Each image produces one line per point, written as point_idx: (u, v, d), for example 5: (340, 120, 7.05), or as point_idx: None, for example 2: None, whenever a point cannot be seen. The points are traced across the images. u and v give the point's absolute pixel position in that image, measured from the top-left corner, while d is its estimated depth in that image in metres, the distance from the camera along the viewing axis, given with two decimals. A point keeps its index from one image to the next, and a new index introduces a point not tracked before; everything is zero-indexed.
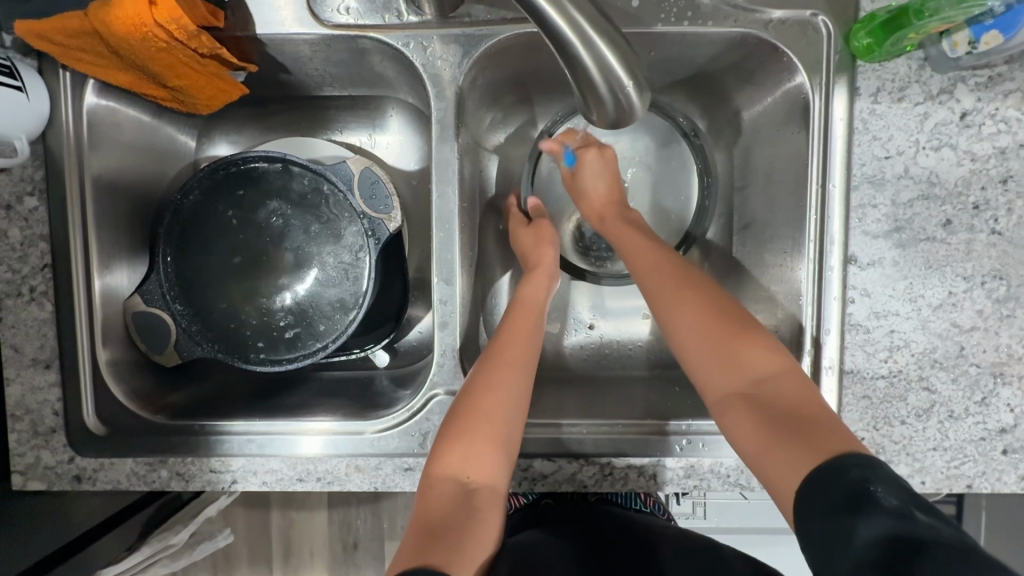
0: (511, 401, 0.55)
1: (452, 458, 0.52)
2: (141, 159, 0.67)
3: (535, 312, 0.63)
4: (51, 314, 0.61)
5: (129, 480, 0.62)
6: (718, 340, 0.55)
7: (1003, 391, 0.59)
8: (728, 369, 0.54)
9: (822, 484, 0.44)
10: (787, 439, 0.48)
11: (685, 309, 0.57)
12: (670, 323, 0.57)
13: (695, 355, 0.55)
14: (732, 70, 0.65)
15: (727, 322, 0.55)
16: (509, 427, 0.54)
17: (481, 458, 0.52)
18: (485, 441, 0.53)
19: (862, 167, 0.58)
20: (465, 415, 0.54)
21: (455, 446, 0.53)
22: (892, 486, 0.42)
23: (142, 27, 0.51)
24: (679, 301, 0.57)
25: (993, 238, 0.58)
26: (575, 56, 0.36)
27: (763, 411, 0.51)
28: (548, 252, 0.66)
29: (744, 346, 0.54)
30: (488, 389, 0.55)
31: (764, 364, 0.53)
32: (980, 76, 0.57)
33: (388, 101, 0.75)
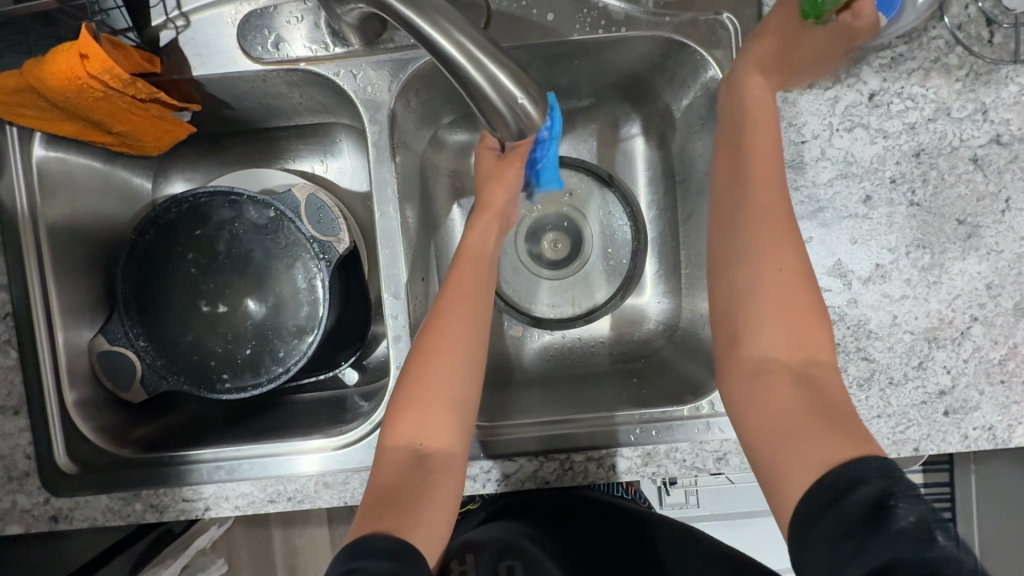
0: (460, 361, 0.57)
1: (405, 425, 0.55)
2: (97, 203, 0.69)
3: (482, 261, 0.62)
4: (17, 360, 0.62)
5: (104, 516, 0.63)
6: (799, 315, 0.51)
7: (938, 355, 0.61)
8: (791, 348, 0.50)
9: (838, 496, 0.42)
10: (820, 423, 0.46)
11: (780, 259, 0.52)
12: (759, 271, 0.52)
13: (766, 305, 0.51)
14: (655, 70, 0.68)
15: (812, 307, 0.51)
16: (459, 390, 0.56)
17: (434, 423, 0.55)
18: (435, 406, 0.55)
19: (781, 153, 0.61)
20: (416, 383, 0.56)
21: (407, 411, 0.55)
22: (909, 500, 0.41)
23: (77, 80, 0.53)
24: (772, 249, 0.52)
25: (913, 209, 0.60)
26: (469, 77, 0.39)
27: (813, 404, 0.48)
28: (501, 192, 0.63)
29: (817, 336, 0.51)
30: (435, 352, 0.56)
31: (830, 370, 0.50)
32: (883, 58, 0.60)
33: (336, 127, 0.78)
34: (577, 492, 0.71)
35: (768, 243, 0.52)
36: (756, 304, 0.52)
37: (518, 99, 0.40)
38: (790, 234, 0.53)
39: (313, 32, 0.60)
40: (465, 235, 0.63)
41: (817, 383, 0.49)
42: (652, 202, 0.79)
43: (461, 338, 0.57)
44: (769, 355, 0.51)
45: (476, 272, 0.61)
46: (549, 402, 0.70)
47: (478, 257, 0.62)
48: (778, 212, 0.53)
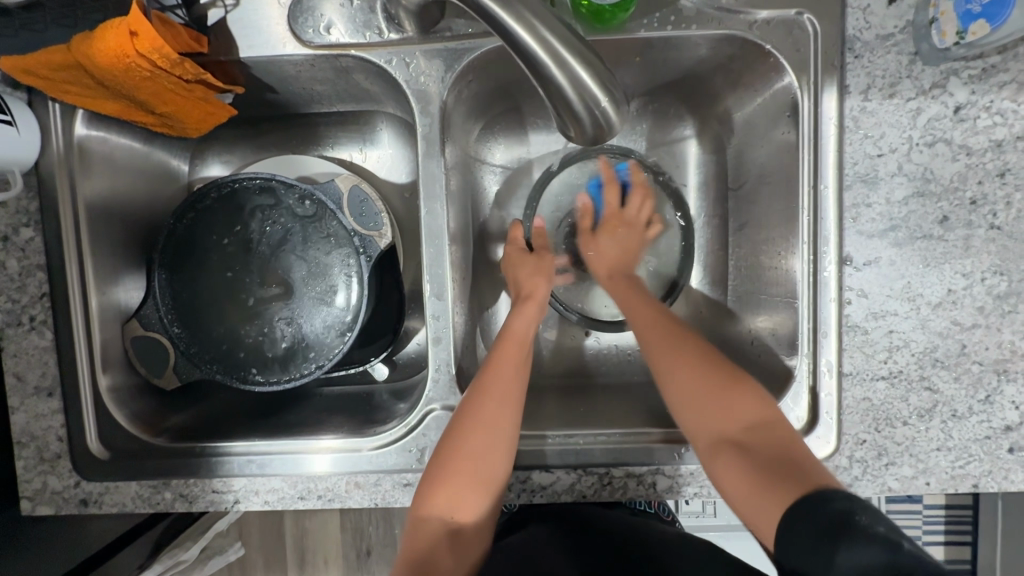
0: (491, 440, 0.55)
1: (438, 493, 0.54)
2: (133, 184, 0.68)
3: (523, 342, 0.61)
4: (52, 342, 0.62)
5: (134, 503, 0.63)
6: (703, 374, 0.56)
7: (1008, 388, 0.58)
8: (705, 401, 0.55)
9: (804, 516, 0.44)
10: (769, 474, 0.50)
11: (685, 365, 0.57)
12: (675, 399, 0.57)
13: (674, 375, 0.57)
14: (719, 71, 0.64)
15: (728, 392, 0.55)
16: (490, 469, 0.54)
17: (464, 501, 0.54)
18: (466, 483, 0.54)
19: (853, 166, 0.57)
20: (452, 456, 0.54)
21: (438, 479, 0.54)
22: (876, 515, 0.42)
23: (125, 58, 0.51)
24: (676, 364, 0.58)
25: (992, 233, 0.57)
26: (549, 77, 0.37)
27: (747, 458, 0.52)
28: (542, 282, 0.65)
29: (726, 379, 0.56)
30: (470, 430, 0.55)
31: (750, 411, 0.54)
32: (973, 68, 0.55)
33: (377, 115, 0.75)
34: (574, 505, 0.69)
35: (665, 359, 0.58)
36: (679, 402, 0.56)
37: (600, 102, 0.38)
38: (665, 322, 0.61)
39: (365, 17, 0.57)
40: (511, 317, 0.63)
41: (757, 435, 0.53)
42: (703, 209, 0.73)
43: (498, 418, 0.55)
44: (704, 428, 0.55)
45: (513, 350, 0.60)
46: (589, 412, 0.67)
47: (519, 339, 0.61)
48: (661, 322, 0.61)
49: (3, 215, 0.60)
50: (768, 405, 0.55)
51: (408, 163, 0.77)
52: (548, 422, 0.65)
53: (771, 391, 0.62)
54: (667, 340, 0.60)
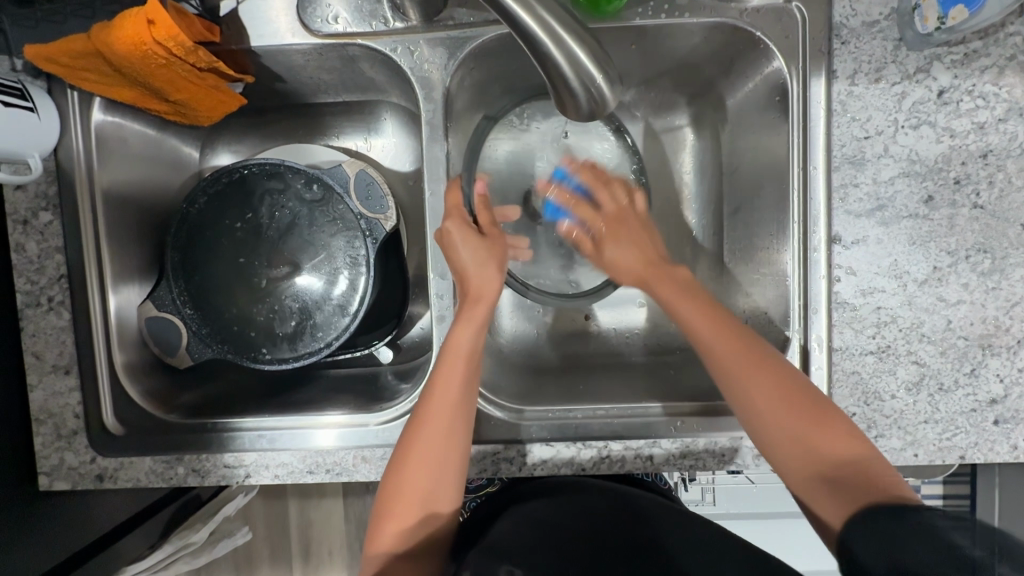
0: (433, 464, 0.54)
1: (385, 521, 0.54)
2: (147, 170, 0.70)
3: (466, 358, 0.57)
4: (69, 322, 0.64)
5: (148, 478, 0.65)
6: (784, 401, 0.53)
7: (992, 362, 0.60)
8: (778, 412, 0.53)
9: (886, 522, 0.44)
10: (839, 483, 0.49)
11: (765, 385, 0.53)
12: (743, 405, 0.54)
13: (743, 383, 0.54)
14: (712, 59, 0.66)
15: (810, 406, 0.52)
16: (436, 496, 0.54)
17: (413, 530, 0.54)
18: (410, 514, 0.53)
19: (842, 147, 0.59)
20: (395, 489, 0.54)
21: (386, 505, 0.54)
22: (965, 534, 0.42)
23: (142, 46, 0.54)
24: (753, 372, 0.54)
25: (976, 212, 0.59)
26: (546, 53, 0.39)
27: (839, 486, 0.49)
28: (491, 279, 0.60)
29: (800, 392, 0.53)
30: (415, 461, 0.54)
31: (844, 443, 0.51)
32: (956, 53, 0.58)
33: (382, 105, 0.77)
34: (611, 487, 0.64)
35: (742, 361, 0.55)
36: (750, 412, 0.54)
37: (593, 79, 0.40)
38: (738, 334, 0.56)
39: (371, 7, 0.60)
40: (453, 329, 0.58)
41: (849, 460, 0.50)
42: (698, 195, 0.76)
43: (439, 443, 0.54)
44: (785, 454, 0.52)
45: (452, 365, 0.56)
46: (588, 390, 0.69)
47: (464, 356, 0.57)
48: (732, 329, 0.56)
49: (23, 199, 0.62)
50: (858, 435, 0.52)
51: (411, 151, 0.80)
52: (547, 398, 0.68)
53: None
54: (741, 353, 0.55)
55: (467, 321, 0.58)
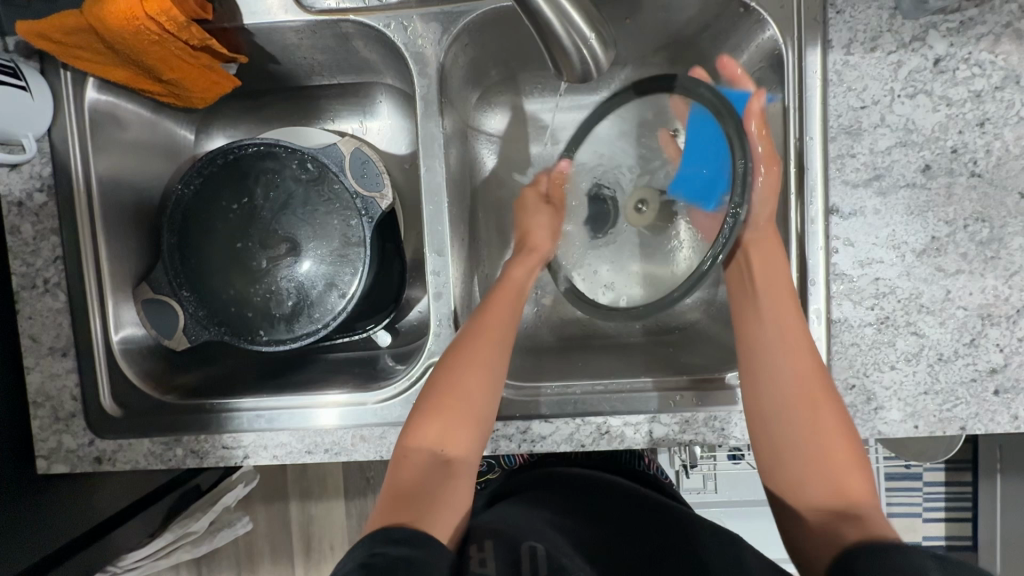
0: (472, 390, 0.56)
1: (423, 426, 0.55)
2: (143, 153, 0.70)
3: (518, 292, 0.65)
4: (65, 304, 0.64)
5: (146, 460, 0.65)
6: (813, 436, 0.53)
7: (992, 332, 0.59)
8: (808, 446, 0.53)
9: (875, 561, 0.42)
10: (834, 528, 0.49)
11: (799, 403, 0.54)
12: (769, 427, 0.55)
13: (780, 405, 0.55)
14: (707, 33, 0.66)
15: (837, 442, 0.52)
16: (482, 399, 0.56)
17: (456, 431, 0.55)
18: (459, 411, 0.55)
19: (838, 118, 0.59)
20: (446, 384, 0.57)
21: (438, 395, 0.56)
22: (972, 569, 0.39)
23: (134, 20, 0.54)
24: (796, 390, 0.54)
25: (974, 180, 0.58)
26: (538, 12, 0.39)
27: (841, 519, 0.50)
28: (548, 238, 0.70)
29: (834, 433, 0.53)
30: (471, 360, 0.57)
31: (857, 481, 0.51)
32: (951, 21, 0.57)
33: (376, 87, 0.77)
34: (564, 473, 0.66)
35: (786, 382, 0.55)
36: (781, 435, 0.54)
37: (585, 38, 0.40)
38: (799, 360, 0.55)
39: None
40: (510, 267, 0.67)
41: (849, 496, 0.51)
42: None
43: (492, 355, 0.58)
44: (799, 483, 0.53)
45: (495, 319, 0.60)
46: (588, 367, 0.69)
47: (515, 288, 0.65)
48: (791, 349, 0.56)
49: (18, 180, 0.62)
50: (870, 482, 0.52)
51: (407, 133, 0.79)
52: (546, 375, 0.68)
53: None
54: (794, 360, 0.55)
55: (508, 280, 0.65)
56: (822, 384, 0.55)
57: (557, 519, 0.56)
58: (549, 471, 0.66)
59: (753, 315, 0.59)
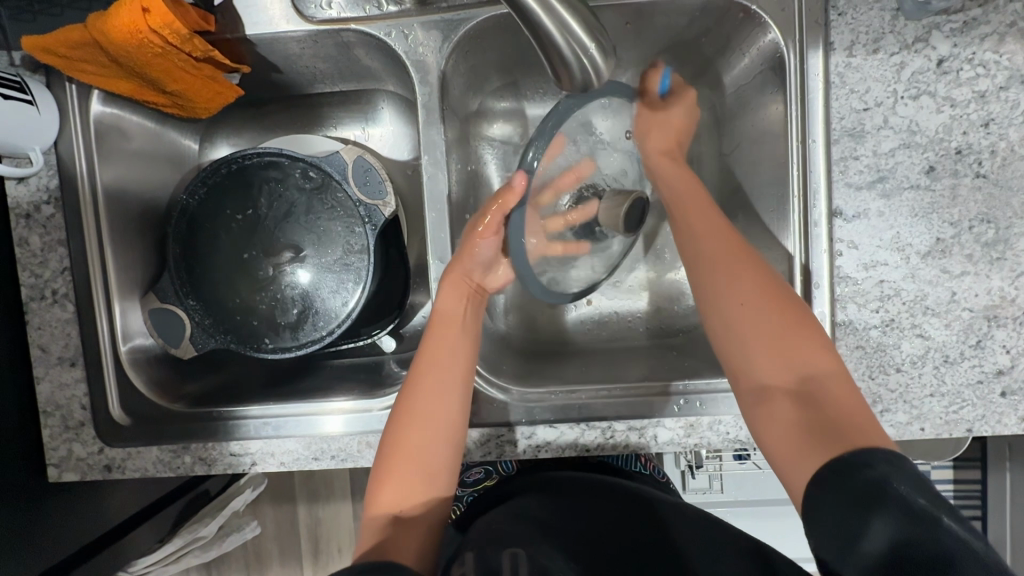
0: (439, 431, 0.56)
1: (387, 474, 0.55)
2: (148, 162, 0.71)
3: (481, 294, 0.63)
4: (74, 314, 0.65)
5: (155, 467, 0.65)
6: (764, 326, 0.52)
7: (998, 333, 0.59)
8: (763, 343, 0.52)
9: (840, 475, 0.43)
10: (808, 424, 0.47)
11: (743, 289, 0.54)
12: (720, 337, 0.54)
13: (724, 305, 0.55)
14: (708, 36, 0.66)
15: (789, 327, 0.52)
16: (435, 425, 0.56)
17: (416, 470, 0.55)
18: (415, 442, 0.56)
19: (841, 120, 0.59)
20: (402, 417, 0.57)
21: (395, 426, 0.57)
22: (912, 481, 0.40)
23: (138, 34, 0.54)
24: (736, 284, 0.55)
25: (979, 181, 0.58)
26: (539, 23, 0.38)
27: (808, 405, 0.48)
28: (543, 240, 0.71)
29: (779, 320, 0.52)
30: (424, 385, 0.57)
31: (817, 361, 0.50)
32: (954, 22, 0.57)
33: (378, 93, 0.77)
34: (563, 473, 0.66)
35: (725, 266, 0.56)
36: (733, 340, 0.53)
37: (587, 47, 0.40)
38: (733, 251, 0.57)
39: None
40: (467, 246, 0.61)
41: (809, 377, 0.50)
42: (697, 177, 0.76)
43: (444, 376, 0.58)
44: (762, 377, 0.51)
45: (451, 342, 0.59)
46: (594, 371, 0.69)
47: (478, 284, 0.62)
48: (727, 244, 0.57)
49: (25, 193, 0.63)
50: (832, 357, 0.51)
51: (409, 139, 0.80)
52: (547, 379, 0.68)
53: None
54: (729, 256, 0.56)
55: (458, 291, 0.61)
56: (763, 277, 0.54)
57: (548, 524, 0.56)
58: (552, 474, 0.64)
59: (689, 243, 0.59)
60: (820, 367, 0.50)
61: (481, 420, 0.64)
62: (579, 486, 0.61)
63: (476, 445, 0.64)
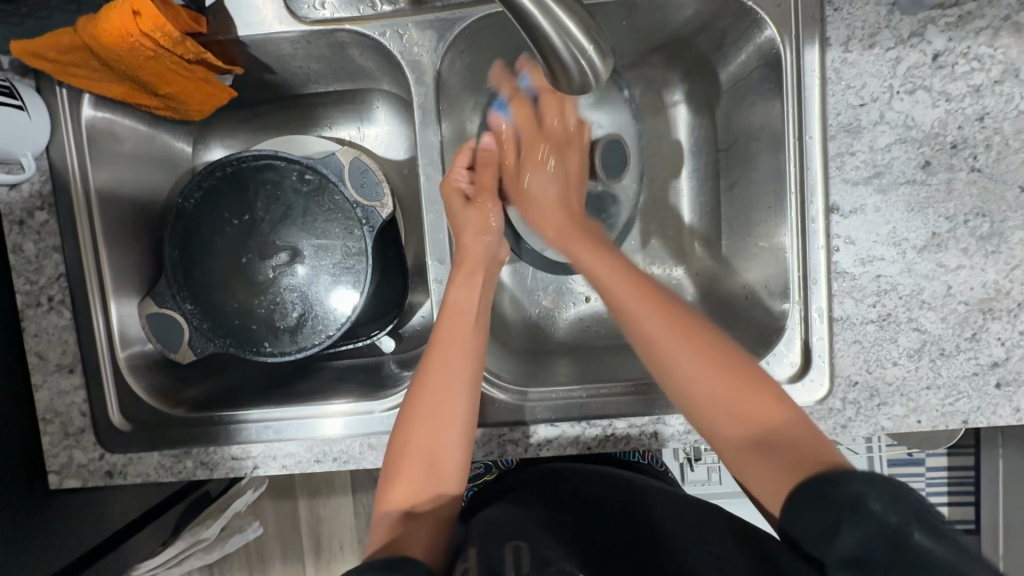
0: (450, 422, 0.56)
1: (401, 465, 0.55)
2: (141, 166, 0.70)
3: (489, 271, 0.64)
4: (70, 321, 0.64)
5: (157, 472, 0.65)
6: (713, 391, 0.51)
7: (993, 326, 0.60)
8: (717, 403, 0.51)
9: (816, 492, 0.41)
10: (779, 468, 0.46)
11: (685, 361, 0.52)
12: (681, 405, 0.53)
13: (671, 375, 0.53)
14: (704, 32, 0.66)
15: (736, 380, 0.51)
16: (449, 411, 0.56)
17: (431, 463, 0.55)
18: (430, 432, 0.56)
19: (837, 116, 0.59)
20: (415, 408, 0.57)
21: (409, 416, 0.57)
22: (895, 496, 0.38)
23: (129, 37, 0.54)
24: (682, 348, 0.53)
25: (974, 175, 0.58)
26: (536, 24, 0.38)
27: (773, 454, 0.47)
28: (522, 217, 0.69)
29: (723, 377, 0.51)
30: (434, 373, 0.57)
31: (769, 408, 0.50)
32: (949, 16, 0.57)
33: (373, 93, 0.77)
34: (569, 467, 0.66)
35: (666, 347, 0.53)
36: (692, 410, 0.52)
37: (584, 48, 0.40)
38: (669, 320, 0.54)
39: None
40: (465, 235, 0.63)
41: (764, 424, 0.49)
42: (695, 173, 0.76)
43: (457, 363, 0.58)
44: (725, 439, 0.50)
45: (465, 325, 0.60)
46: (596, 370, 0.70)
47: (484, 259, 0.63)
48: (663, 320, 0.54)
49: (18, 199, 0.62)
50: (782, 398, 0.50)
51: (405, 138, 0.79)
52: (547, 379, 0.68)
53: (764, 339, 0.64)
54: (667, 334, 0.53)
55: (459, 279, 0.60)
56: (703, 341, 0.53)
57: (546, 515, 0.55)
58: (560, 470, 0.65)
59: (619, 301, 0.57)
60: (775, 413, 0.50)
61: (483, 420, 0.64)
62: (590, 483, 0.62)
63: (478, 445, 0.64)
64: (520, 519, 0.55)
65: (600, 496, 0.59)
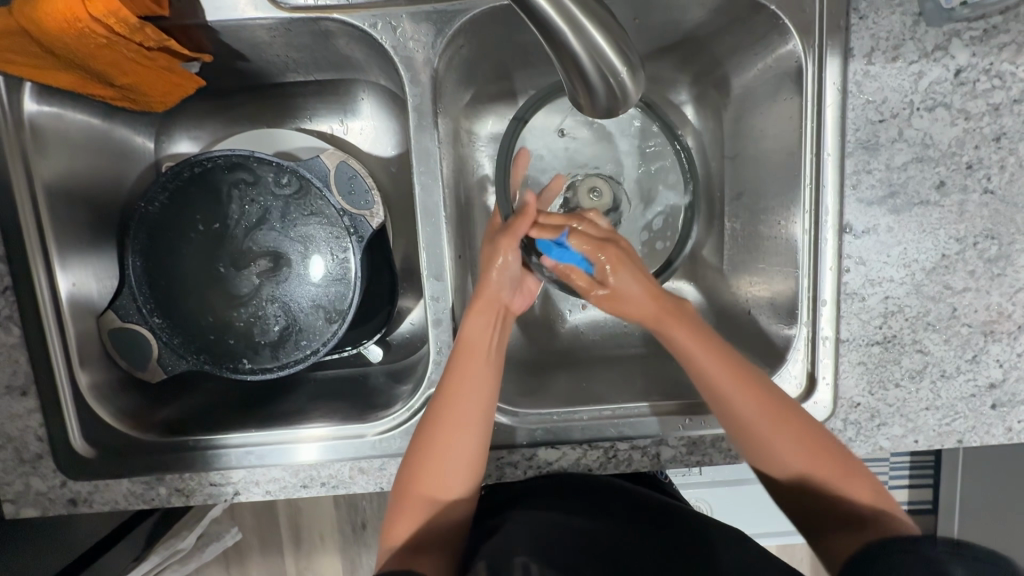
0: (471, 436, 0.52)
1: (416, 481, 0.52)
2: (96, 163, 0.63)
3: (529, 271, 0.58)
4: (20, 337, 0.58)
5: (127, 500, 0.61)
6: (793, 459, 0.52)
7: (993, 348, 0.60)
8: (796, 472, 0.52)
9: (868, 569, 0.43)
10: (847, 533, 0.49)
11: (764, 429, 0.52)
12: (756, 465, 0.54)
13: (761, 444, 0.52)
14: (722, 33, 0.62)
15: (816, 452, 0.51)
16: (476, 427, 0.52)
17: (450, 480, 0.52)
18: (454, 447, 0.52)
19: (855, 132, 0.57)
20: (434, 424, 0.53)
21: (429, 430, 0.53)
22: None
23: (77, 22, 0.48)
24: (754, 425, 0.52)
25: (986, 197, 0.57)
26: (564, 41, 0.35)
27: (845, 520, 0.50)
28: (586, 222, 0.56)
29: (796, 444, 0.51)
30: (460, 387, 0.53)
31: (844, 478, 0.51)
32: (975, 29, 0.55)
33: (358, 83, 0.70)
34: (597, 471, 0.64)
35: (750, 411, 0.52)
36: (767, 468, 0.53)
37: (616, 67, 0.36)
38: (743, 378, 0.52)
39: None
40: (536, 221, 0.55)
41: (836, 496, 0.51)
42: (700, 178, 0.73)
43: (479, 377, 0.54)
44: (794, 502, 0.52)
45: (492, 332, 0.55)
46: (595, 385, 0.67)
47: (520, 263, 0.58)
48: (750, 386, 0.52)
49: None
50: (850, 463, 0.52)
51: (393, 133, 0.73)
52: (546, 396, 0.65)
53: (769, 357, 0.63)
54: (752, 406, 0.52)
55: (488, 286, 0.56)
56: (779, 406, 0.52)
57: (566, 521, 0.54)
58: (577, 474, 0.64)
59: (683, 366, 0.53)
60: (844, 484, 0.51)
61: None
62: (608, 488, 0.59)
63: None
64: (538, 523, 0.53)
65: (616, 502, 0.57)
